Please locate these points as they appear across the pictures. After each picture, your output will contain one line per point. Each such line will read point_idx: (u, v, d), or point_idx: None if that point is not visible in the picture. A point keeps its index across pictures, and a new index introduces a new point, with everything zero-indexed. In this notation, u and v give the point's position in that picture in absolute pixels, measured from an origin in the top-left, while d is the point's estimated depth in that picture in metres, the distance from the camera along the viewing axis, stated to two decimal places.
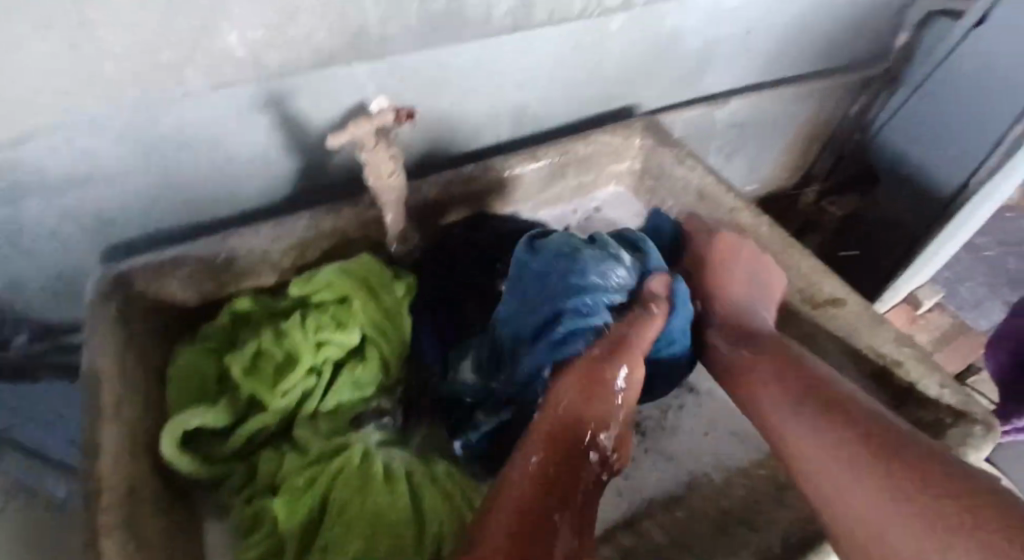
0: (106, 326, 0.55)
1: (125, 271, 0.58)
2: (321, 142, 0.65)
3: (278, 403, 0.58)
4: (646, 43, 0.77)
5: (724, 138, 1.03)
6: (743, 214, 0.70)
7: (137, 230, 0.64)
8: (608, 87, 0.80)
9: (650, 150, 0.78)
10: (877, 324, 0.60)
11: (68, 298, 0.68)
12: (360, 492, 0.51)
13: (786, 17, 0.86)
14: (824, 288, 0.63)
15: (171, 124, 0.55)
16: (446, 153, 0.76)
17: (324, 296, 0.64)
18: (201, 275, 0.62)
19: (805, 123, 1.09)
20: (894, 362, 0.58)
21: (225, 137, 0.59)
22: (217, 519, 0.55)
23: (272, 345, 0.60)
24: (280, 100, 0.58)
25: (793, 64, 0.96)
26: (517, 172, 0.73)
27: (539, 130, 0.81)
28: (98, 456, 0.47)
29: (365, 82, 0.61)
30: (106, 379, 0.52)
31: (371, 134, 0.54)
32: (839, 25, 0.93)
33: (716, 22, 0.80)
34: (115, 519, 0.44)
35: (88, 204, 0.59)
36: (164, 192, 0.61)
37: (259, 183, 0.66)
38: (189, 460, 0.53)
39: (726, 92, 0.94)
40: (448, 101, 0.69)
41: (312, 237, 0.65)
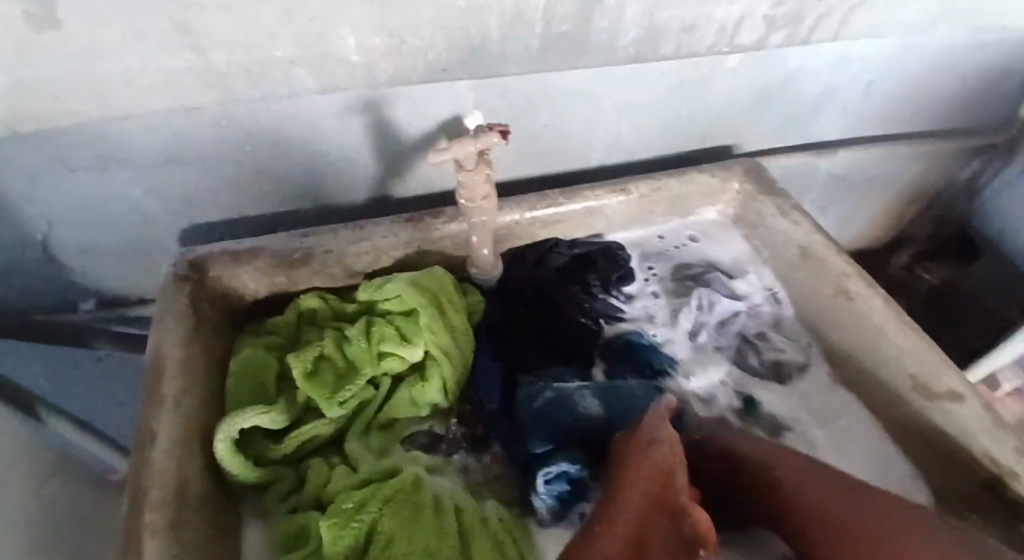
0: (177, 310, 0.54)
1: (203, 254, 0.58)
2: (415, 152, 0.63)
3: (335, 411, 0.55)
4: (760, 84, 0.72)
5: (822, 188, 0.96)
6: (851, 280, 0.64)
7: (219, 215, 0.64)
8: (711, 125, 0.75)
9: (749, 197, 0.73)
10: (1001, 429, 0.53)
11: (142, 272, 0.68)
12: (410, 527, 0.47)
13: (915, 71, 0.79)
14: (941, 379, 0.56)
15: (268, 117, 0.54)
16: (534, 174, 0.73)
17: (393, 306, 0.61)
18: (275, 268, 0.60)
19: (913, 184, 1.01)
20: (1019, 477, 0.51)
21: (319, 136, 0.58)
22: (257, 524, 0.53)
23: (335, 350, 0.58)
24: (378, 107, 0.57)
25: (911, 121, 0.89)
26: (602, 204, 0.69)
27: (632, 162, 0.77)
28: (151, 445, 0.46)
29: (467, 96, 0.58)
30: (169, 364, 0.51)
31: (473, 156, 0.50)
32: (973, 85, 0.85)
33: (838, 69, 0.74)
34: (160, 522, 0.42)
35: (178, 183, 0.59)
36: (254, 182, 0.61)
37: (345, 183, 0.65)
38: (239, 459, 0.51)
39: (834, 143, 0.87)
40: (545, 123, 0.66)
41: (389, 245, 0.62)
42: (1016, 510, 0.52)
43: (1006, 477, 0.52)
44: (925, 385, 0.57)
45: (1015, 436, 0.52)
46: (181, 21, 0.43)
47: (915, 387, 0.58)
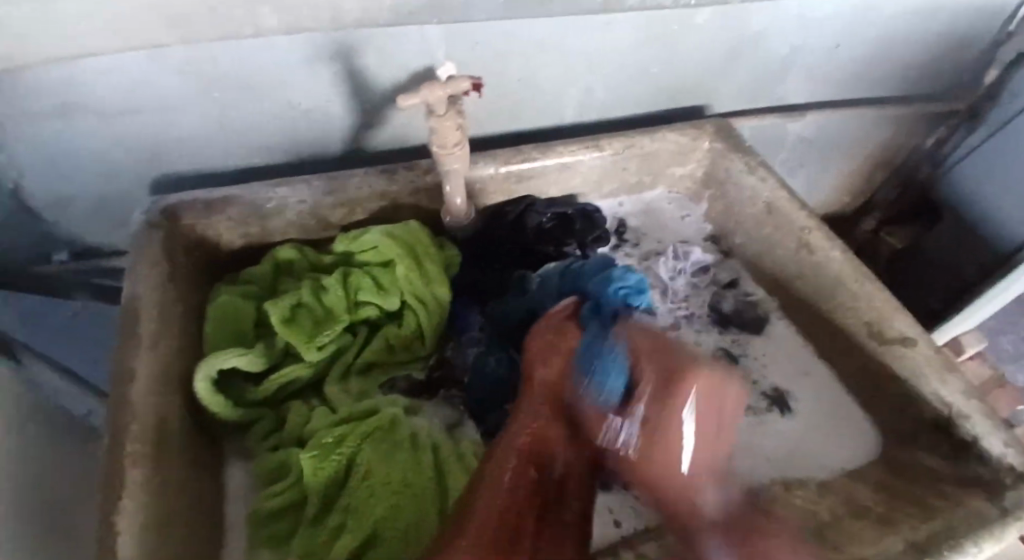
0: (151, 257, 0.54)
1: (176, 202, 0.58)
2: (388, 101, 0.63)
3: (313, 355, 0.57)
4: (731, 41, 0.73)
5: (790, 151, 0.98)
6: (811, 233, 0.67)
7: (192, 166, 0.64)
8: (684, 82, 0.77)
9: (719, 154, 0.75)
10: (942, 368, 0.57)
11: (116, 224, 0.68)
12: (388, 460, 0.50)
13: (879, 33, 0.81)
14: (890, 322, 0.60)
15: (238, 60, 0.54)
16: (510, 129, 0.74)
17: (370, 256, 0.62)
18: (250, 218, 0.61)
19: (876, 148, 1.04)
20: (958, 412, 0.56)
21: (289, 84, 0.58)
22: (240, 463, 0.55)
23: (312, 298, 0.59)
24: (351, 52, 0.57)
25: (875, 86, 0.91)
26: (575, 159, 0.70)
27: (605, 119, 0.78)
28: (130, 386, 0.46)
29: (437, 43, 0.59)
30: (146, 309, 0.51)
31: (443, 102, 0.51)
32: (933, 49, 0.87)
33: (806, 29, 0.76)
34: (142, 454, 0.44)
35: (151, 130, 0.58)
36: (223, 130, 0.61)
37: (319, 133, 0.65)
38: (220, 399, 0.52)
39: (802, 104, 0.89)
40: (520, 76, 0.67)
41: (364, 196, 0.63)
42: (954, 441, 0.56)
43: (948, 414, 0.56)
44: (878, 330, 0.61)
45: (960, 375, 0.57)
46: None
47: (869, 332, 0.62)
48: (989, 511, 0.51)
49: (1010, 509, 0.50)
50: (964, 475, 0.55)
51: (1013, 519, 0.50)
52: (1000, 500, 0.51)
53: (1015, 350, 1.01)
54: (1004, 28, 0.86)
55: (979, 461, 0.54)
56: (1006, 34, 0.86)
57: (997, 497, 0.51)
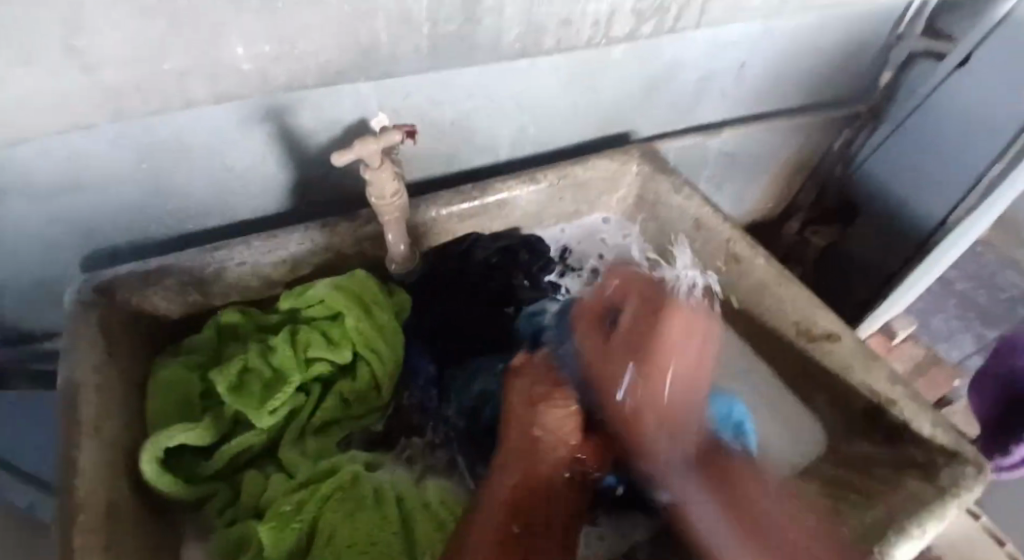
0: (85, 337, 0.53)
1: (109, 278, 0.56)
2: (319, 157, 0.64)
3: (265, 421, 0.55)
4: (645, 71, 0.77)
5: (715, 165, 1.04)
6: (739, 244, 0.71)
7: (122, 237, 0.62)
8: (607, 112, 0.80)
9: (647, 177, 0.78)
10: (870, 359, 0.62)
11: (46, 306, 0.66)
12: (352, 519, 0.50)
13: (779, 50, 0.87)
14: (819, 321, 0.64)
15: (168, 131, 0.54)
16: (446, 171, 0.76)
17: (316, 311, 0.62)
18: (189, 286, 0.59)
19: (793, 155, 1.11)
20: (887, 399, 0.60)
21: (220, 148, 0.58)
22: (197, 541, 0.53)
23: (259, 362, 0.58)
24: (282, 115, 0.57)
25: (783, 99, 0.98)
26: (512, 195, 0.72)
27: (536, 153, 0.81)
28: (74, 475, 0.45)
29: (368, 98, 0.60)
30: (85, 392, 0.49)
31: (375, 155, 0.52)
32: (831, 59, 0.94)
33: (712, 55, 0.81)
34: (92, 543, 0.42)
35: (79, 209, 0.57)
36: (157, 200, 0.60)
37: (253, 194, 0.64)
38: (169, 478, 0.50)
39: (720, 123, 0.95)
40: (449, 121, 0.69)
41: (305, 251, 0.63)
42: (887, 428, 0.60)
43: (878, 401, 0.60)
44: (809, 328, 0.65)
45: (884, 364, 0.61)
46: (69, 43, 0.39)
47: (799, 332, 0.66)
48: (927, 490, 0.54)
49: (945, 487, 0.54)
50: (902, 457, 0.58)
51: (950, 497, 0.54)
52: (937, 478, 0.55)
53: (948, 331, 1.11)
54: (896, 31, 0.95)
55: (912, 442, 0.58)
56: (897, 36, 0.96)
57: (932, 475, 0.55)
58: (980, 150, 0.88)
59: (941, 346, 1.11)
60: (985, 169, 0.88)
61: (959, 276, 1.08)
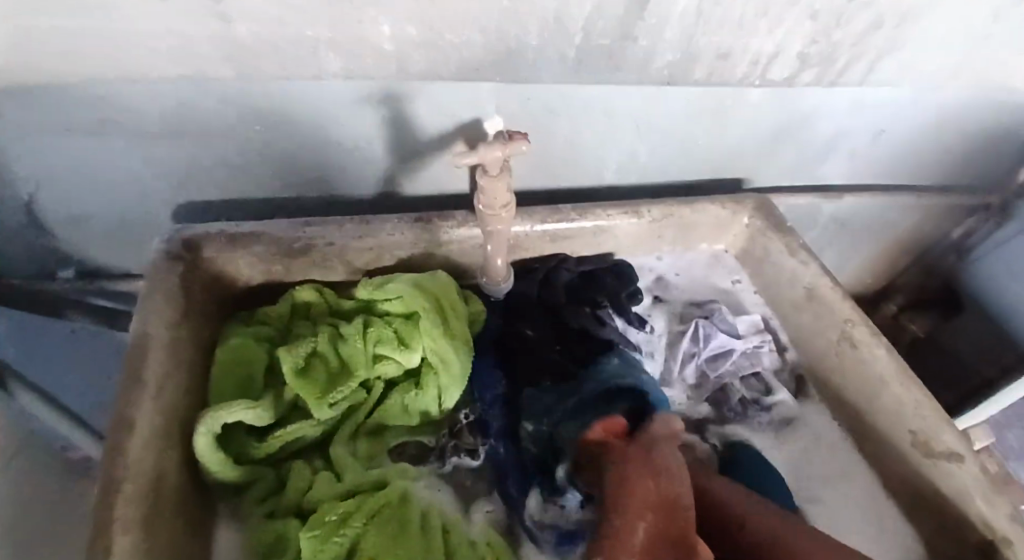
0: (164, 290, 0.50)
1: (199, 233, 0.54)
2: (429, 150, 0.60)
3: (324, 414, 0.52)
4: (778, 120, 0.71)
5: (822, 229, 0.97)
6: (857, 327, 0.63)
7: (217, 194, 0.60)
8: (726, 154, 0.75)
9: (758, 232, 0.72)
10: (995, 488, 0.54)
11: (129, 247, 0.65)
12: (396, 546, 0.45)
13: (926, 123, 0.80)
14: (943, 437, 0.56)
15: (284, 94, 0.51)
16: (548, 186, 0.72)
17: (394, 307, 0.59)
18: (277, 255, 0.57)
19: (907, 234, 1.02)
20: (1002, 538, 0.51)
21: (330, 122, 0.55)
22: (230, 528, 0.50)
23: (328, 349, 0.55)
24: (399, 100, 0.54)
25: (914, 174, 0.90)
26: (612, 224, 0.68)
27: (643, 184, 0.76)
28: (127, 436, 0.42)
29: (486, 97, 0.56)
30: (154, 348, 0.47)
31: (498, 164, 0.47)
32: (977, 144, 0.86)
33: (852, 114, 0.74)
34: (132, 516, 0.39)
35: (183, 157, 0.55)
36: (258, 163, 0.58)
37: (353, 175, 0.62)
38: (219, 458, 0.48)
39: (840, 186, 0.88)
40: (564, 136, 0.65)
41: (394, 243, 0.59)
42: None
43: (992, 540, 0.52)
44: (929, 443, 0.56)
45: (1010, 497, 0.53)
46: None
47: (914, 443, 0.58)
48: None
49: None
50: None
51: None
52: None
53: (1021, 447, 1.03)
54: None
55: None
56: None
57: None
58: None
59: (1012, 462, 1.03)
60: None
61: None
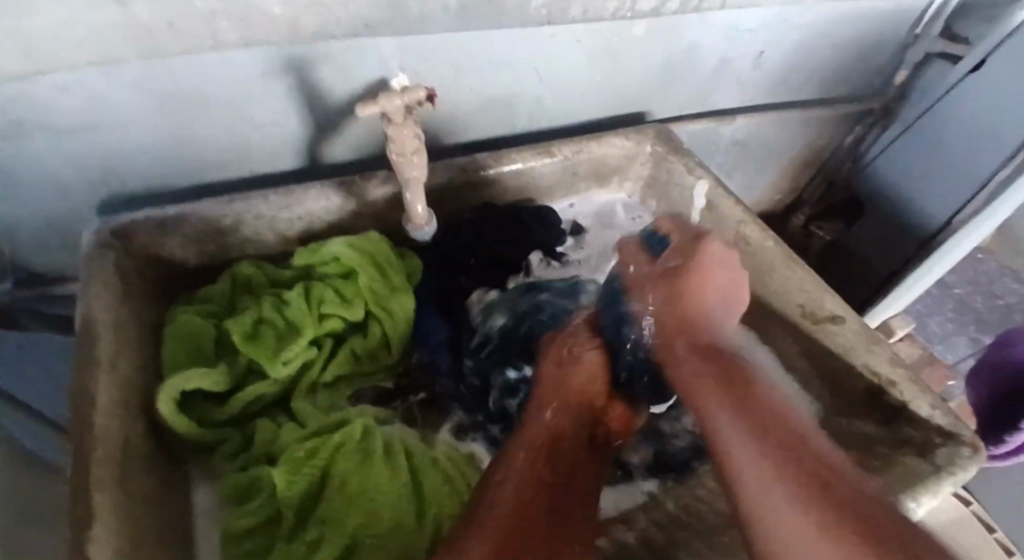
0: (102, 277, 0.53)
1: (126, 222, 0.55)
2: (342, 115, 0.63)
3: (280, 371, 0.56)
4: (665, 52, 0.78)
5: (726, 153, 1.05)
6: (750, 227, 0.71)
7: (139, 184, 0.62)
8: (624, 90, 0.81)
9: (661, 157, 0.79)
10: (875, 342, 0.63)
11: (58, 250, 0.65)
12: (363, 469, 0.51)
13: (800, 39, 0.87)
14: (827, 305, 0.65)
15: (189, 73, 0.53)
16: (463, 140, 0.76)
17: (331, 269, 0.62)
18: (204, 235, 0.59)
19: (803, 147, 1.11)
20: (888, 381, 0.61)
21: (239, 99, 0.57)
22: (206, 486, 0.54)
23: (274, 314, 0.58)
24: (303, 68, 0.57)
25: (798, 90, 0.98)
26: (528, 166, 0.73)
27: (553, 128, 0.81)
28: (89, 409, 0.45)
29: (390, 57, 0.60)
30: (101, 330, 0.50)
31: (401, 111, 0.52)
32: (848, 54, 0.95)
33: (731, 40, 0.81)
34: (106, 475, 0.42)
35: (98, 150, 0.57)
36: (175, 148, 0.60)
37: (272, 150, 0.64)
38: (184, 421, 0.51)
39: (735, 110, 0.96)
40: (469, 88, 0.69)
41: (321, 208, 0.63)
42: (889, 409, 0.61)
43: (880, 383, 0.61)
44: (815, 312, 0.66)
45: (889, 347, 0.62)
46: None
47: (806, 315, 0.67)
48: (923, 468, 0.56)
49: (941, 466, 0.55)
50: (898, 436, 0.60)
51: (945, 474, 0.55)
52: (932, 456, 0.56)
53: (943, 333, 1.12)
54: (913, 31, 0.93)
55: (910, 423, 0.59)
56: (914, 36, 0.94)
57: (929, 454, 0.57)
58: (990, 153, 0.87)
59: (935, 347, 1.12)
60: (994, 171, 0.88)
61: (957, 280, 1.14)
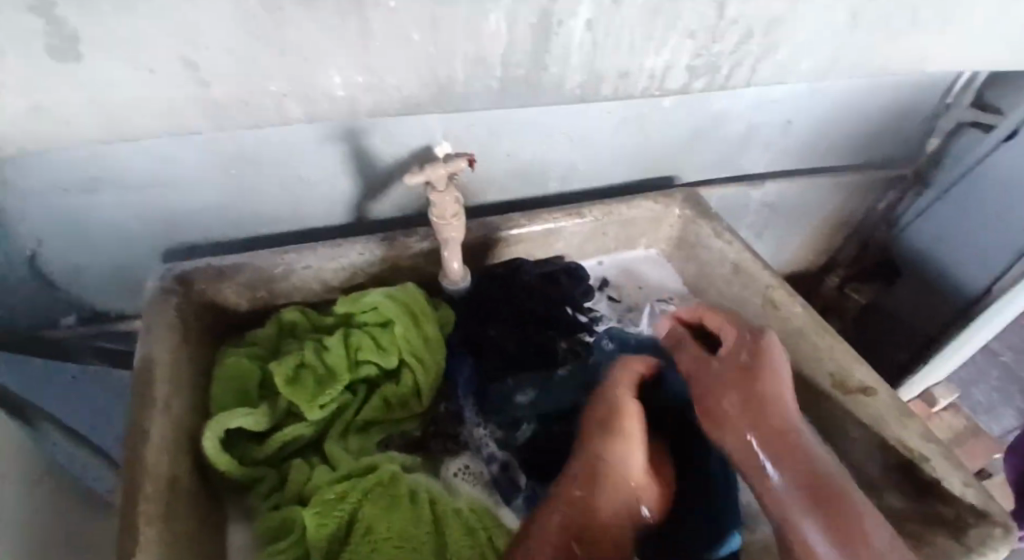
0: (165, 320, 0.58)
1: (188, 269, 0.61)
2: (388, 177, 0.69)
3: (315, 415, 0.59)
4: (693, 121, 0.81)
5: (755, 215, 1.07)
6: (776, 291, 0.73)
7: (203, 235, 0.68)
8: (653, 155, 0.84)
9: (689, 220, 0.82)
10: (902, 414, 0.63)
11: (125, 290, 0.71)
12: (388, 515, 0.53)
13: (826, 111, 0.90)
14: (852, 373, 0.66)
15: (256, 140, 0.59)
16: (499, 200, 0.80)
17: (370, 317, 0.66)
18: (257, 283, 0.64)
19: (834, 211, 1.12)
20: (918, 454, 0.60)
21: (298, 161, 0.63)
22: (241, 522, 0.57)
23: (315, 358, 0.62)
24: (357, 135, 0.63)
25: (827, 157, 1.00)
26: (559, 226, 0.76)
27: (585, 189, 0.85)
28: (144, 444, 0.49)
29: (436, 127, 0.65)
30: (159, 370, 0.54)
31: (443, 179, 0.56)
32: (876, 124, 0.97)
33: (758, 110, 0.85)
34: (154, 509, 0.46)
35: (169, 205, 0.63)
36: (237, 203, 0.66)
37: (323, 206, 0.70)
38: (226, 458, 0.55)
39: (763, 174, 0.98)
40: (506, 153, 0.73)
41: (365, 261, 0.67)
42: (918, 483, 0.60)
43: (909, 457, 0.61)
44: (841, 379, 0.67)
45: (917, 420, 0.62)
46: (191, 61, 0.44)
47: (832, 382, 0.67)
48: (953, 548, 0.55)
49: (971, 546, 0.55)
50: (929, 514, 0.59)
51: (976, 556, 0.55)
52: (963, 536, 0.56)
53: (988, 402, 1.08)
54: (943, 100, 0.96)
55: (941, 501, 0.58)
56: (945, 105, 0.97)
57: (960, 534, 0.56)
58: None
59: (980, 418, 1.09)
60: None
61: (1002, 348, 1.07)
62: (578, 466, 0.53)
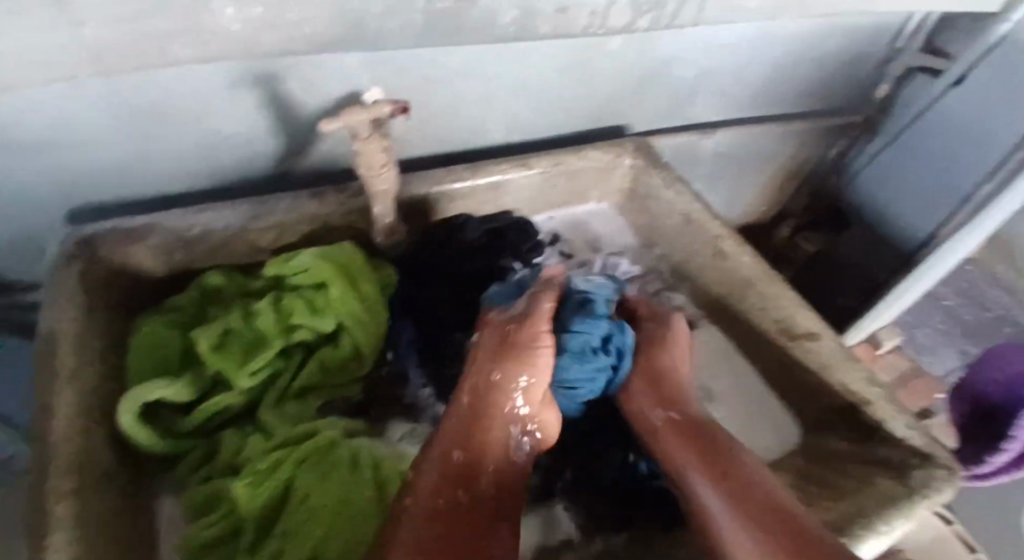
0: (70, 288, 0.53)
1: (94, 232, 0.56)
2: (314, 127, 0.64)
3: (245, 382, 0.56)
4: (641, 65, 0.78)
5: (708, 165, 1.05)
6: (726, 241, 0.72)
7: (111, 195, 0.62)
8: (601, 103, 0.81)
9: (639, 170, 0.79)
10: (845, 358, 0.63)
11: (32, 259, 0.66)
12: (324, 481, 0.51)
13: (777, 56, 0.88)
14: (799, 319, 0.66)
15: (158, 87, 0.53)
16: (441, 153, 0.76)
17: (302, 279, 0.61)
18: (176, 246, 0.60)
19: (787, 160, 1.12)
20: (860, 397, 0.61)
21: (210, 111, 0.58)
22: (171, 497, 0.54)
23: (242, 324, 0.58)
24: (275, 79, 0.57)
25: (779, 103, 0.98)
26: (505, 179, 0.73)
27: (532, 140, 0.81)
28: (51, 420, 0.45)
29: (363, 70, 0.60)
30: (66, 342, 0.50)
31: (366, 126, 0.52)
32: (828, 69, 0.95)
33: (707, 54, 0.82)
34: (64, 487, 0.43)
35: (68, 163, 0.57)
36: (146, 158, 0.60)
37: (246, 160, 0.65)
38: (148, 432, 0.51)
39: (716, 123, 0.96)
40: (445, 101, 0.69)
41: (295, 220, 0.63)
42: (864, 427, 0.62)
43: (851, 399, 0.62)
44: (788, 327, 0.67)
45: (860, 363, 0.63)
46: None
47: (780, 329, 0.67)
48: (897, 488, 0.56)
49: (915, 487, 0.56)
50: (873, 456, 0.60)
51: (920, 497, 0.55)
52: (907, 479, 0.57)
53: (931, 343, 1.15)
54: (893, 44, 0.95)
55: (886, 444, 0.60)
56: (895, 49, 0.95)
57: (903, 476, 0.57)
58: (975, 163, 0.86)
59: (922, 359, 1.13)
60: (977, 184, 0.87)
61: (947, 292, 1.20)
62: (461, 420, 0.52)
